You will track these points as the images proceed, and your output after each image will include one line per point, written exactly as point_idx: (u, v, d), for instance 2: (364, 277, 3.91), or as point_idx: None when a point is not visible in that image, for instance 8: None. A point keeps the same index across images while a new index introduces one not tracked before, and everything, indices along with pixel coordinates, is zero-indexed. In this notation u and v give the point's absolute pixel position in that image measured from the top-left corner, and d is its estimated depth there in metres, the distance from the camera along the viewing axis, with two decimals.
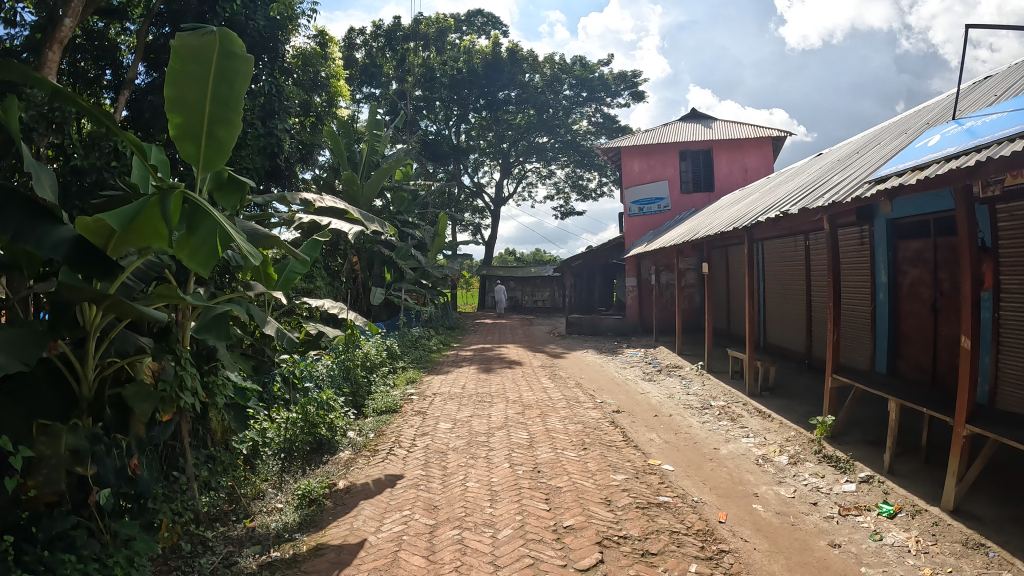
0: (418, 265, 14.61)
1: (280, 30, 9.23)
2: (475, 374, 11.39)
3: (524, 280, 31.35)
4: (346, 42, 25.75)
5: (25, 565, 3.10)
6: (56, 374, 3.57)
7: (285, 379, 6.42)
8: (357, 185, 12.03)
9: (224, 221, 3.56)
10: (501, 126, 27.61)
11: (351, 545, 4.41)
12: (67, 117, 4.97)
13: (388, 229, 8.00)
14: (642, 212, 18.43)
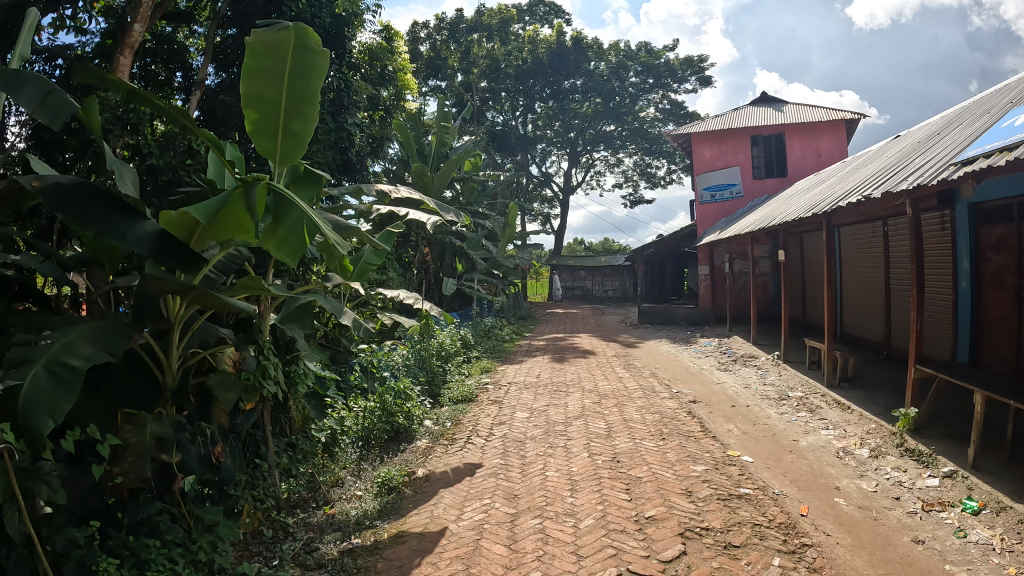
0: (489, 256, 14.65)
1: (346, 26, 9.38)
2: (550, 364, 11.37)
3: (595, 270, 31.15)
4: (410, 36, 25.65)
5: (109, 549, 3.30)
6: (140, 365, 3.73)
7: (364, 368, 6.56)
8: (428, 177, 12.10)
9: (310, 212, 3.55)
10: (565, 116, 27.80)
11: (432, 533, 4.46)
12: (140, 118, 5.26)
13: (465, 219, 7.75)
14: (714, 199, 18.14)
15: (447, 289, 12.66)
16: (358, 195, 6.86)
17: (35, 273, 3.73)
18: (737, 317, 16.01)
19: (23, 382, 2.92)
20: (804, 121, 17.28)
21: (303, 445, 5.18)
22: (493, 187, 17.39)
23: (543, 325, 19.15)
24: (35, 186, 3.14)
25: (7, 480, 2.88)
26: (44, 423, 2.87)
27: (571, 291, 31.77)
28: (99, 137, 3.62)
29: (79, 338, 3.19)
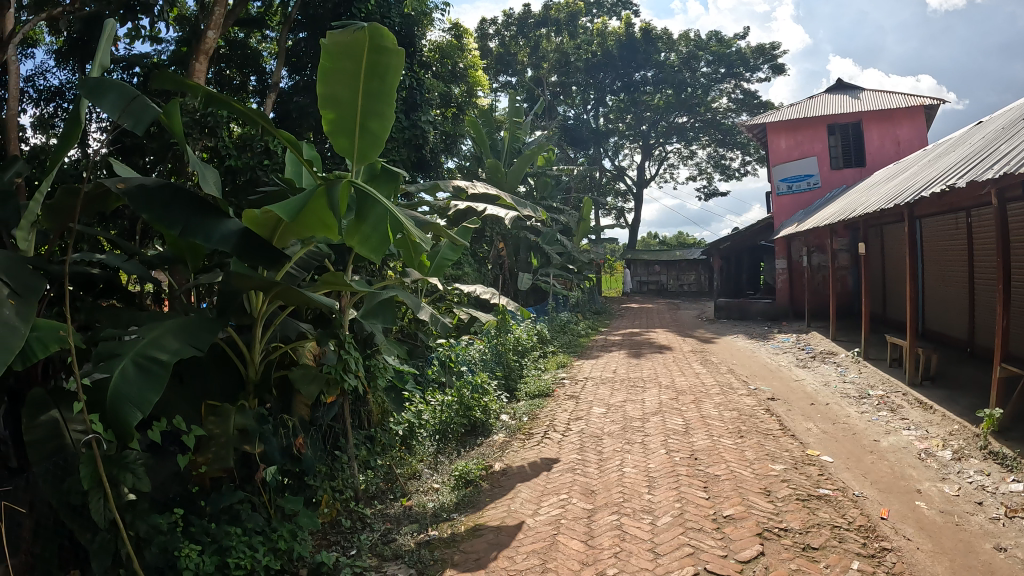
0: (564, 250, 14.66)
1: (415, 25, 9.54)
2: (626, 359, 11.32)
3: (671, 264, 30.44)
4: (479, 33, 25.83)
5: (193, 535, 3.45)
6: (223, 359, 3.94)
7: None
8: (502, 172, 12.12)
9: (392, 210, 3.64)
10: (635, 109, 27.41)
11: (509, 527, 4.51)
12: (217, 122, 5.70)
13: (539, 214, 7.96)
14: (791, 190, 17.81)
15: (523, 285, 12.73)
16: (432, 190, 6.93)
17: (121, 271, 3.92)
18: (815, 312, 15.51)
19: (113, 375, 3.07)
20: (883, 108, 16.65)
21: (381, 437, 5.27)
22: (565, 181, 17.36)
23: (618, 320, 18.96)
24: (121, 189, 3.29)
25: (94, 467, 3.07)
26: (132, 415, 3.01)
27: (646, 285, 31.22)
28: (183, 139, 3.60)
29: (166, 334, 3.33)
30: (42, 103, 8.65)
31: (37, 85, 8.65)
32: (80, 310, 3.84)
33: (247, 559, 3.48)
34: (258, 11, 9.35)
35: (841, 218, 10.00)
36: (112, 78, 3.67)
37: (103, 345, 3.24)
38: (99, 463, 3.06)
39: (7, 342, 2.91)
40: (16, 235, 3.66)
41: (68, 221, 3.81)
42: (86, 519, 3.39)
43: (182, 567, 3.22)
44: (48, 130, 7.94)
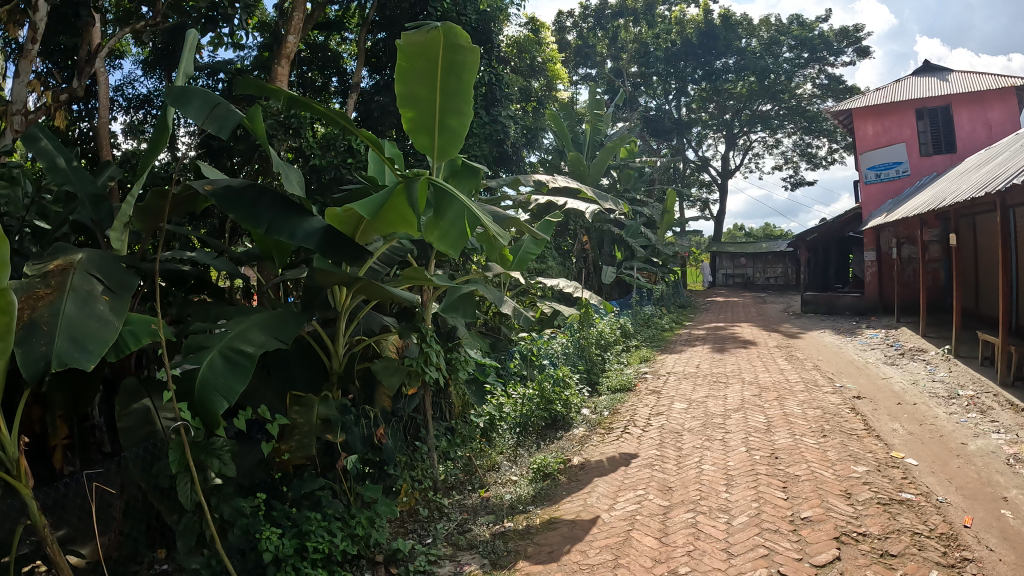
0: (648, 243, 14.47)
1: (491, 20, 9.88)
2: (710, 354, 11.16)
3: (756, 256, 29.34)
4: (557, 26, 25.60)
5: (274, 519, 3.61)
6: (309, 351, 4.05)
7: (524, 356, 6.74)
8: (583, 165, 12.02)
9: (471, 205, 3.64)
10: (720, 97, 26.47)
11: (584, 521, 4.52)
12: (300, 123, 6.15)
13: (622, 206, 7.83)
14: (879, 178, 17.09)
15: (607, 278, 12.67)
16: (512, 184, 6.97)
17: (211, 267, 4.11)
18: (905, 307, 14.83)
19: (201, 366, 3.22)
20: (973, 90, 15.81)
21: (461, 429, 5.38)
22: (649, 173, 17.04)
23: (702, 314, 18.54)
24: (209, 190, 3.46)
25: (181, 453, 3.24)
26: (218, 404, 3.15)
27: (731, 278, 30.08)
28: (264, 141, 3.67)
29: (252, 327, 3.48)
30: (131, 110, 9.23)
31: (126, 94, 9.22)
32: (172, 305, 4.06)
33: (325, 543, 3.59)
34: (336, 14, 10.13)
35: (930, 208, 9.57)
36: (195, 86, 3.77)
37: (192, 337, 3.38)
38: (186, 449, 3.23)
39: (103, 334, 3.11)
40: (112, 234, 3.91)
41: (160, 222, 4.02)
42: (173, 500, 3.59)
43: (262, 549, 3.35)
44: (139, 135, 8.44)
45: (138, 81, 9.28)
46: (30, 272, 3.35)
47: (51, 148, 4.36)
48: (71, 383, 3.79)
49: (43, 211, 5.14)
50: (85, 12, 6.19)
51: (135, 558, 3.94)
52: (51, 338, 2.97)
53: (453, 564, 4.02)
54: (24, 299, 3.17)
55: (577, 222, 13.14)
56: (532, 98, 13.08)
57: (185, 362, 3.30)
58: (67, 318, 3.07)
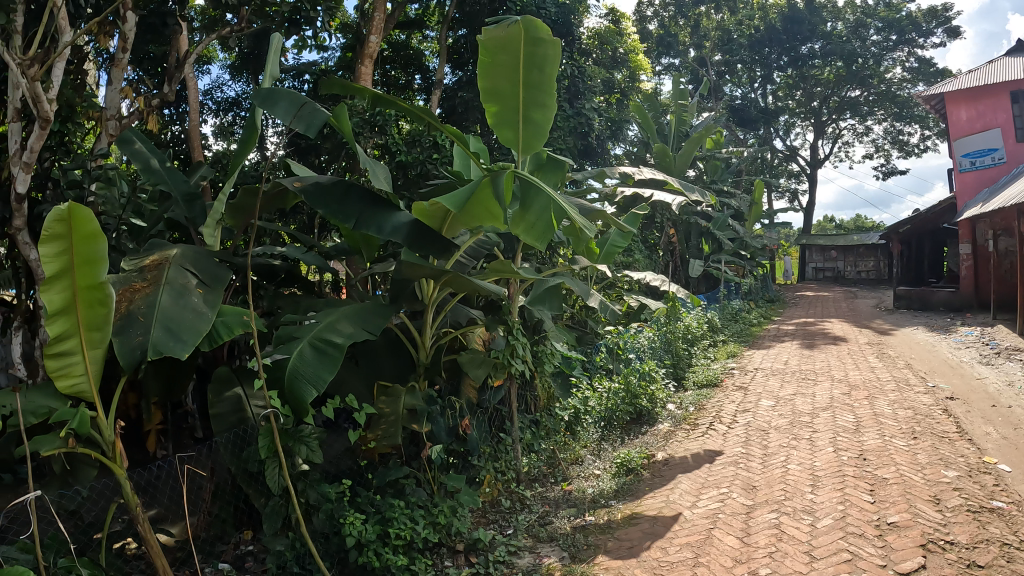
0: (736, 236, 14.09)
1: (571, 13, 10.18)
2: (798, 350, 10.83)
3: (847, 249, 28.13)
4: (638, 15, 25.15)
5: (359, 506, 3.73)
6: (397, 345, 4.24)
7: (610, 350, 6.70)
8: (669, 156, 11.82)
9: (557, 197, 3.66)
10: (808, 84, 25.65)
11: (665, 517, 4.48)
12: (384, 120, 7.22)
13: (710, 199, 7.78)
14: (974, 166, 16.13)
15: (694, 271, 12.45)
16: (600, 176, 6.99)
17: (301, 262, 4.27)
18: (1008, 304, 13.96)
19: (292, 356, 3.34)
20: None
21: (546, 422, 5.43)
22: (735, 163, 16.59)
23: (791, 309, 17.95)
24: (299, 187, 3.58)
25: (271, 439, 3.37)
26: (307, 392, 3.27)
27: (822, 272, 28.91)
28: (351, 139, 3.70)
29: (341, 319, 3.60)
30: (220, 113, 9.68)
31: (215, 97, 9.65)
32: (263, 299, 4.24)
33: (407, 530, 3.68)
34: (417, 13, 10.55)
35: None
36: (282, 89, 3.87)
37: (283, 329, 3.55)
38: (274, 436, 3.36)
39: (196, 325, 3.24)
40: (206, 231, 4.11)
41: (251, 218, 4.15)
42: (259, 484, 3.76)
43: (345, 534, 3.45)
44: (228, 136, 8.84)
45: (226, 85, 9.71)
46: (129, 270, 3.57)
47: (145, 151, 4.63)
48: (166, 372, 4.00)
49: (139, 209, 5.46)
50: (172, 20, 6.37)
51: (225, 539, 4.14)
52: (147, 328, 3.13)
53: (532, 556, 4.05)
54: (122, 292, 3.36)
55: (663, 214, 12.93)
56: (615, 89, 12.98)
57: (277, 351, 3.43)
58: (162, 309, 3.23)
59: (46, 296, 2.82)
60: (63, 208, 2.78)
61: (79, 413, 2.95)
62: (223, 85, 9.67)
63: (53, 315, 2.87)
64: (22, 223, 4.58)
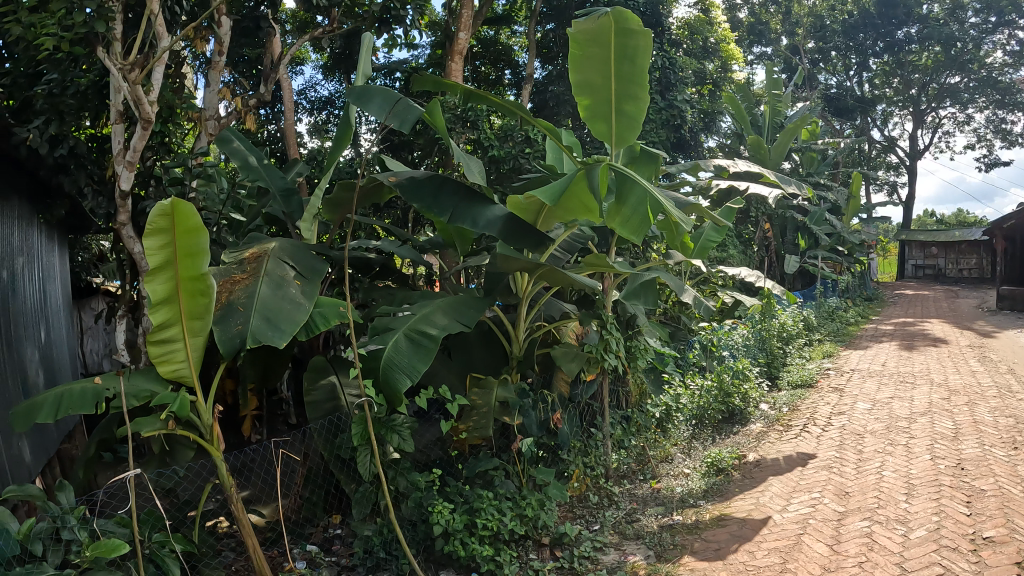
0: (833, 231, 13.49)
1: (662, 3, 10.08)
2: (897, 351, 10.30)
3: (949, 245, 26.48)
4: (727, 3, 24.29)
5: (448, 495, 3.81)
6: (490, 336, 4.43)
7: (704, 346, 6.55)
8: (764, 148, 11.47)
9: (652, 188, 3.63)
10: (905, 71, 24.32)
11: (754, 520, 4.36)
12: (477, 116, 7.54)
13: (807, 191, 7.52)
14: None
15: (790, 267, 12.05)
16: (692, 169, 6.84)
17: (396, 255, 4.39)
18: None
19: (388, 346, 3.45)
20: None
21: (637, 418, 5.39)
22: (832, 155, 15.88)
23: (891, 308, 17.06)
24: (394, 182, 3.69)
25: (364, 427, 3.48)
26: (401, 381, 3.35)
27: (922, 270, 27.30)
28: (445, 133, 3.71)
29: (437, 311, 3.69)
30: (315, 111, 10.03)
31: (310, 97, 10.01)
32: (358, 291, 4.37)
33: (494, 521, 3.72)
34: (505, 9, 10.66)
35: None
36: (376, 85, 3.97)
37: (379, 320, 3.68)
38: (368, 424, 3.47)
39: (294, 315, 3.36)
40: (303, 225, 4.27)
41: (346, 213, 4.28)
42: (350, 470, 3.88)
43: (433, 523, 3.52)
44: (323, 134, 9.17)
45: (319, 84, 10.05)
46: (230, 262, 3.75)
47: (243, 149, 4.85)
48: (264, 360, 4.19)
49: (238, 204, 5.71)
50: (265, 23, 6.50)
51: (314, 522, 4.29)
52: (247, 318, 3.27)
53: (618, 553, 4.03)
54: (224, 283, 3.53)
55: (759, 208, 12.51)
56: (707, 80, 12.61)
57: (374, 341, 3.54)
58: (261, 300, 3.36)
59: (151, 286, 2.98)
60: (166, 203, 2.91)
61: (179, 398, 3.12)
62: (317, 85, 10.01)
63: (157, 304, 3.03)
64: (126, 219, 4.89)
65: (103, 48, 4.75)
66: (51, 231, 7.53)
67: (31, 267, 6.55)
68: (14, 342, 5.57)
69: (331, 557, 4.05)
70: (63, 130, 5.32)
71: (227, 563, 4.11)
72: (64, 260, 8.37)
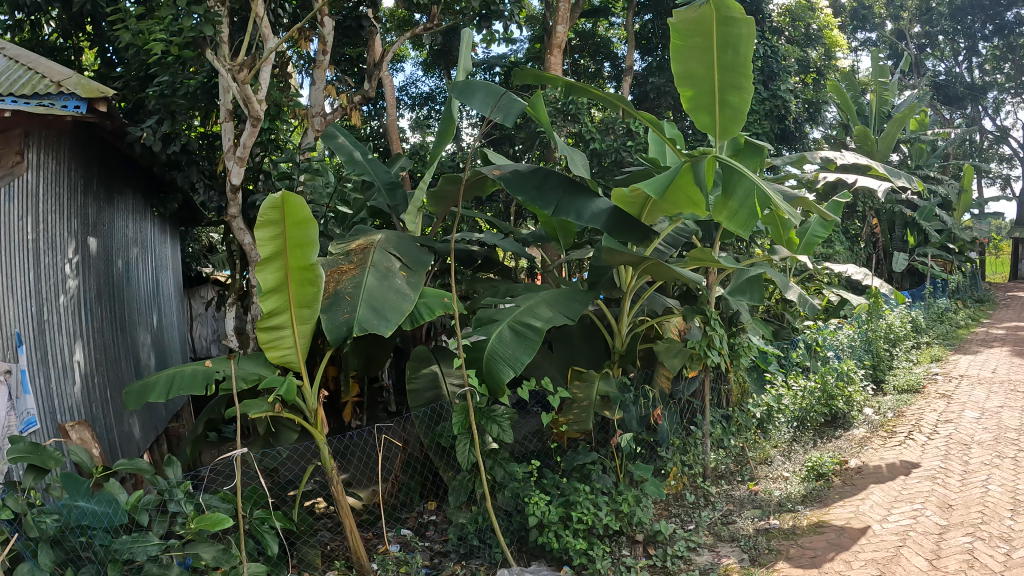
0: (944, 227, 12.66)
1: None
2: (1012, 358, 9.56)
3: None
4: None
5: (545, 486, 3.84)
6: (592, 330, 4.56)
7: (808, 346, 6.27)
8: (870, 139, 10.90)
9: (761, 181, 3.55)
10: (1016, 56, 21.61)
11: (854, 528, 4.17)
12: (578, 109, 7.46)
13: (918, 184, 7.13)
14: None
15: (897, 265, 11.42)
16: (798, 162, 6.57)
17: (499, 247, 4.52)
18: None
19: (492, 337, 3.52)
20: None
21: (738, 417, 5.24)
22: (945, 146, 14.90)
23: (1007, 311, 15.82)
24: (498, 175, 3.76)
25: (465, 416, 3.56)
26: (504, 372, 3.41)
27: None
28: (549, 127, 3.72)
29: (541, 303, 3.73)
30: (416, 107, 10.31)
31: (411, 93, 10.28)
32: (461, 282, 4.52)
33: (589, 515, 3.71)
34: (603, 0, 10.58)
35: None
36: (479, 80, 4.01)
37: (483, 312, 3.75)
38: (468, 413, 3.54)
39: (399, 305, 3.46)
40: (406, 217, 4.36)
41: (449, 206, 4.36)
42: (449, 458, 3.97)
43: (529, 513, 3.56)
44: (424, 129, 9.40)
45: (420, 80, 10.28)
46: (337, 253, 3.90)
47: (348, 144, 5.00)
48: (367, 348, 4.34)
49: (343, 197, 5.92)
50: (367, 22, 6.71)
51: (408, 507, 4.38)
52: (354, 307, 3.38)
53: (712, 555, 3.95)
54: (332, 273, 3.67)
55: (866, 203, 11.87)
56: (811, 68, 12.11)
57: (479, 332, 3.60)
58: (367, 290, 3.47)
59: (262, 275, 3.10)
60: (277, 196, 2.98)
61: (287, 382, 3.26)
62: (418, 81, 10.26)
63: (268, 292, 3.15)
64: (236, 211, 5.14)
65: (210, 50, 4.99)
66: (165, 224, 8.10)
67: (146, 258, 7.08)
68: (129, 328, 6.17)
69: (425, 542, 4.13)
70: (174, 128, 5.74)
71: (324, 542, 4.27)
72: (176, 251, 8.95)
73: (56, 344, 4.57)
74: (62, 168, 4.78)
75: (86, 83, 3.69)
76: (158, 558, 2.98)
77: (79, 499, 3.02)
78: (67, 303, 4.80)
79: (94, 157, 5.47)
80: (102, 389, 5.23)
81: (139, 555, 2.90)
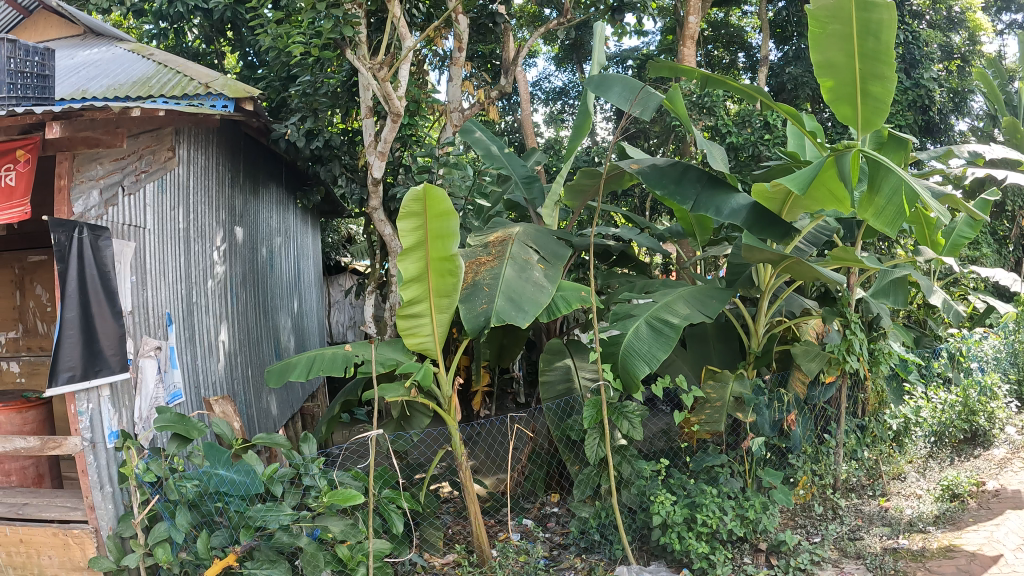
0: None
1: None
2: None
3: None
4: None
5: (670, 485, 3.80)
6: (725, 330, 4.49)
7: (952, 356, 5.81)
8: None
9: (909, 175, 3.31)
10: None
11: (985, 555, 3.87)
12: (714, 103, 7.38)
13: None
14: None
15: None
16: (945, 156, 6.07)
17: (635, 243, 4.51)
18: None
19: (628, 333, 3.52)
20: None
21: (874, 429, 4.93)
22: None
23: None
24: (635, 168, 3.80)
25: (596, 410, 3.58)
26: (640, 368, 3.39)
27: None
28: (685, 119, 3.66)
29: (678, 300, 3.70)
30: (549, 102, 10.41)
31: (544, 88, 10.40)
32: (597, 277, 4.62)
33: (714, 518, 3.62)
34: None
35: None
36: (618, 72, 3.99)
37: (619, 306, 3.79)
38: (600, 408, 3.57)
39: (536, 297, 3.49)
40: (544, 210, 4.42)
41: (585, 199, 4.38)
42: (576, 451, 3.99)
43: (652, 512, 3.52)
44: (556, 123, 9.48)
45: (552, 75, 10.36)
46: (476, 245, 4.01)
47: (485, 138, 5.11)
48: (502, 339, 4.49)
49: (480, 190, 6.04)
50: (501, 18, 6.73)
51: (532, 497, 4.48)
52: (491, 297, 3.46)
53: (836, 570, 3.76)
54: (472, 264, 3.78)
55: (1016, 201, 10.76)
56: (956, 54, 11.19)
57: (615, 327, 3.61)
58: (505, 281, 3.55)
59: (404, 265, 3.22)
60: (419, 188, 3.08)
61: (424, 368, 3.38)
62: (550, 76, 10.36)
63: (408, 281, 3.28)
64: (376, 203, 5.39)
65: (349, 50, 5.23)
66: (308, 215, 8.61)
67: (289, 247, 7.57)
68: (271, 312, 6.63)
69: (546, 533, 4.18)
70: (317, 125, 6.08)
71: (447, 525, 4.42)
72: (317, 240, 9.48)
73: (203, 324, 4.97)
74: (211, 163, 5.15)
75: (232, 84, 3.97)
76: (289, 528, 3.20)
77: (220, 468, 3.27)
78: (214, 287, 5.24)
79: (241, 152, 5.86)
80: (244, 367, 5.65)
81: (272, 523, 3.13)
